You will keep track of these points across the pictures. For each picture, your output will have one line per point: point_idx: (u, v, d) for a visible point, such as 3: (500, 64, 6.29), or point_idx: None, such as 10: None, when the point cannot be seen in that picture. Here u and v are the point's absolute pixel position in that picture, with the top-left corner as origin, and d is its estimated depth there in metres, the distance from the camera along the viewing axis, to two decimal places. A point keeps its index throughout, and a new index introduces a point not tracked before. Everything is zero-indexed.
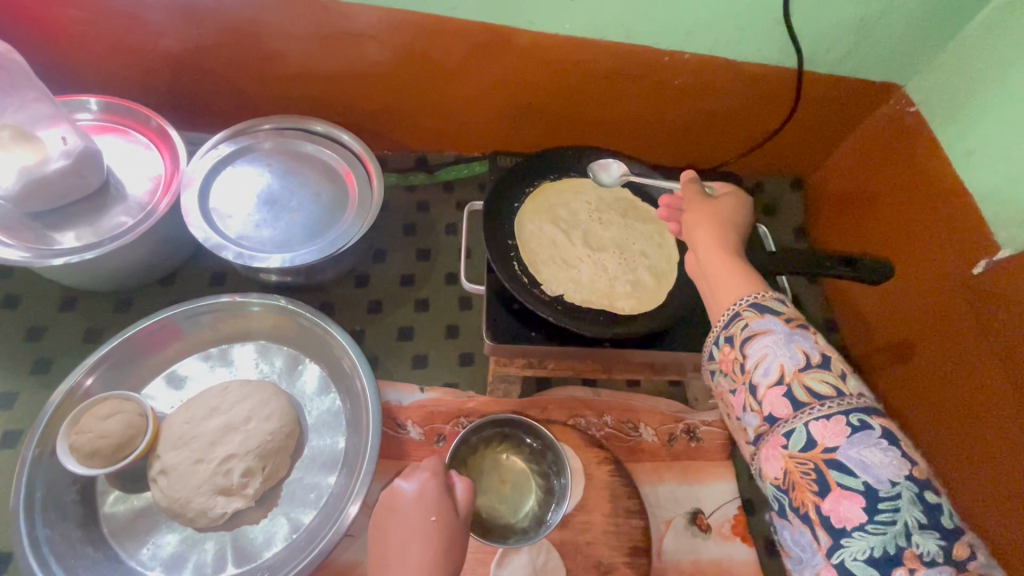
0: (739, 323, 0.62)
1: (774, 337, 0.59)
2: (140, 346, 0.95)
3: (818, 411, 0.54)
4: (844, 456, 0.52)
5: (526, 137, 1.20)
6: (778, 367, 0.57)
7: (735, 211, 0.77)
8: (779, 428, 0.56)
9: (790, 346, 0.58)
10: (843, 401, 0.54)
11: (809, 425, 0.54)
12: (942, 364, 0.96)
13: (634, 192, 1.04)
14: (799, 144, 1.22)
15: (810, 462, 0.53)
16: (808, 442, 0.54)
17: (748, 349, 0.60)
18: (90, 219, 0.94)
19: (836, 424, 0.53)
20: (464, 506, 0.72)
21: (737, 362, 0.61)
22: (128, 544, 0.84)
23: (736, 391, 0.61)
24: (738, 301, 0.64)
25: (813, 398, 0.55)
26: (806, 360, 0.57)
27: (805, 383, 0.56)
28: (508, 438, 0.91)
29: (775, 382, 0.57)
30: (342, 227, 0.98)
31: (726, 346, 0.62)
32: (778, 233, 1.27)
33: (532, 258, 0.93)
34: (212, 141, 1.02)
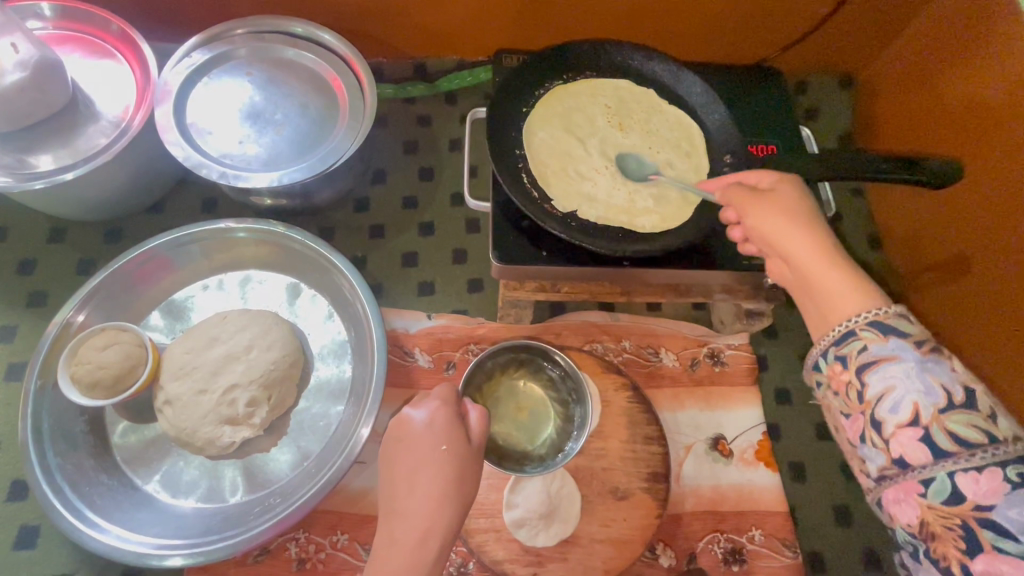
0: (854, 344, 0.56)
1: (903, 367, 0.52)
2: (131, 277, 0.91)
3: (966, 462, 0.48)
4: (1000, 516, 0.47)
5: (536, 35, 1.07)
6: (910, 404, 0.51)
7: (809, 199, 0.66)
8: (913, 473, 0.51)
9: (925, 379, 0.51)
10: (996, 451, 0.48)
11: (956, 475, 0.49)
12: (1003, 293, 0.85)
13: (659, 92, 0.91)
14: (851, 32, 1.06)
15: (957, 517, 0.49)
16: (952, 495, 0.49)
17: (868, 378, 0.54)
18: (63, 140, 0.86)
19: (990, 479, 0.47)
20: (477, 435, 0.67)
21: (853, 390, 0.55)
22: (141, 471, 0.84)
23: (851, 419, 0.55)
24: (852, 317, 0.57)
25: (958, 446, 0.49)
26: (948, 398, 0.50)
27: (946, 427, 0.49)
28: (525, 365, 0.86)
29: (907, 423, 0.51)
30: (333, 141, 0.90)
31: (837, 365, 0.56)
32: (820, 140, 1.14)
33: (542, 170, 0.83)
34: (183, 49, 0.92)
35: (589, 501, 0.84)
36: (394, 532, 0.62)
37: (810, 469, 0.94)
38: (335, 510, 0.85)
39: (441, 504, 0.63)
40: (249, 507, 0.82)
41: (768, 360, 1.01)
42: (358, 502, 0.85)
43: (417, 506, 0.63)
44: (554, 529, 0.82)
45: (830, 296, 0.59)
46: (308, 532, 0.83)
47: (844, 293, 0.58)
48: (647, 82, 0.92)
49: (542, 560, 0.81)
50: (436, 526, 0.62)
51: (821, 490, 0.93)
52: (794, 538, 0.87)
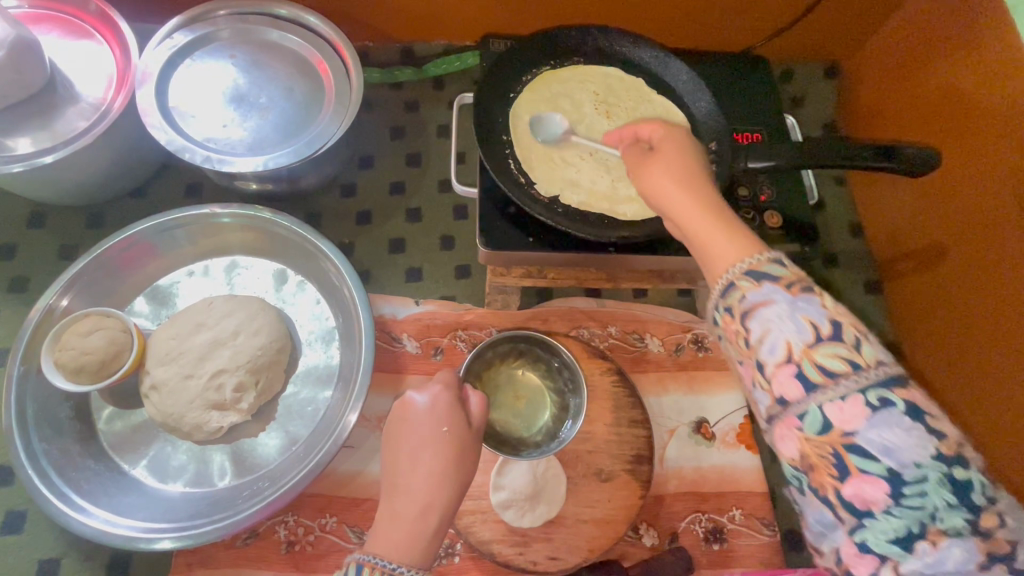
0: (735, 293, 0.51)
1: (776, 309, 0.48)
2: (115, 263, 0.90)
3: (833, 393, 0.45)
4: (863, 439, 0.43)
5: (524, 20, 1.06)
6: (784, 343, 0.47)
7: (690, 148, 0.64)
8: (792, 409, 0.46)
9: (795, 317, 0.47)
10: (861, 377, 0.44)
11: (825, 408, 0.45)
12: (975, 279, 0.88)
13: (646, 79, 0.92)
14: (837, 21, 1.07)
15: (829, 446, 0.44)
16: (825, 424, 0.45)
17: (749, 323, 0.49)
18: (41, 123, 0.84)
19: (854, 405, 0.44)
20: (477, 418, 0.69)
21: (740, 337, 0.50)
22: (128, 457, 0.84)
23: (743, 365, 0.51)
24: (725, 273, 0.53)
25: (827, 377, 0.45)
26: (817, 333, 0.46)
27: (816, 360, 0.46)
28: (524, 355, 0.87)
29: (783, 361, 0.47)
30: (318, 126, 0.89)
31: (726, 316, 0.52)
32: (805, 128, 1.15)
33: (527, 155, 0.84)
34: (164, 31, 0.91)
35: (574, 482, 0.86)
36: (395, 506, 0.62)
37: None
38: (324, 493, 0.86)
39: (442, 480, 0.63)
40: (238, 491, 0.82)
41: None
42: (346, 485, 0.86)
43: (418, 482, 0.63)
44: (540, 510, 0.83)
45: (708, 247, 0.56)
46: (297, 515, 0.84)
47: (716, 241, 0.55)
48: (634, 69, 0.92)
49: (528, 540, 0.83)
50: (436, 501, 0.62)
51: None
52: (772, 517, 0.90)
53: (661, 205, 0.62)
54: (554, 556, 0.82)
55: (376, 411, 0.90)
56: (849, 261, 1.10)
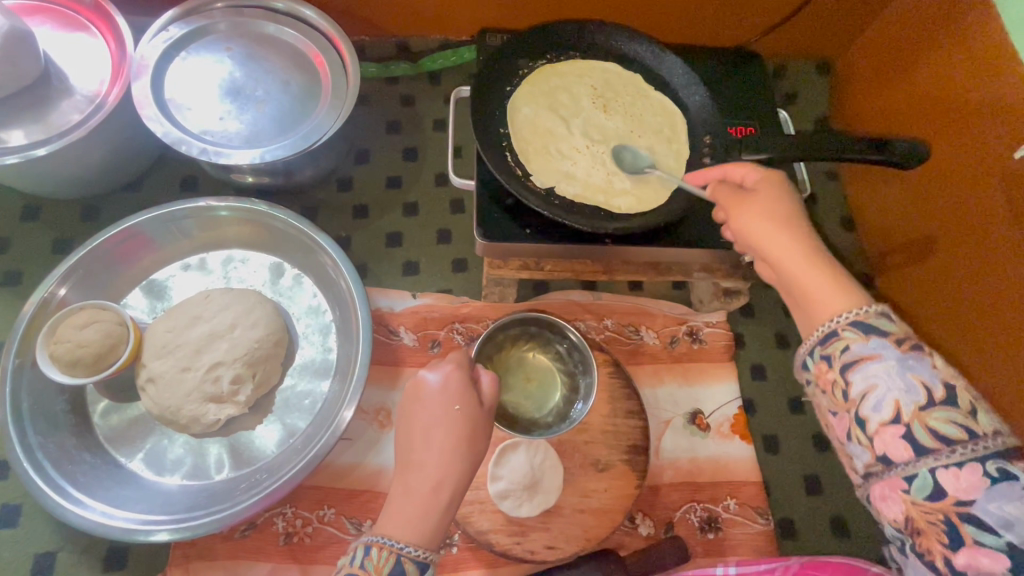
0: (837, 343, 0.55)
1: (884, 366, 0.52)
2: (110, 256, 0.89)
3: (945, 458, 0.48)
4: (980, 510, 0.47)
5: (520, 15, 1.07)
6: (892, 402, 0.51)
7: (790, 194, 0.67)
8: (897, 470, 0.50)
9: (905, 376, 0.51)
10: (976, 446, 0.48)
11: (937, 472, 0.48)
12: (964, 268, 0.89)
13: (641, 74, 0.92)
14: (830, 18, 1.08)
15: (939, 512, 0.48)
16: (934, 491, 0.49)
17: (851, 376, 0.53)
18: (35, 114, 0.84)
19: (970, 473, 0.47)
20: (489, 399, 0.70)
21: (838, 389, 0.54)
22: (125, 450, 0.84)
23: (837, 416, 0.55)
24: (834, 316, 0.56)
25: (938, 441, 0.49)
26: (929, 395, 0.50)
27: (926, 424, 0.49)
28: (534, 338, 0.90)
29: (891, 420, 0.51)
30: (315, 119, 0.89)
31: (822, 364, 0.56)
32: (798, 123, 1.17)
33: (523, 147, 0.85)
34: (159, 23, 0.90)
35: (571, 472, 0.86)
36: (408, 482, 0.65)
37: (783, 441, 0.98)
38: (321, 485, 0.86)
39: (454, 459, 0.65)
40: (235, 484, 0.82)
41: (745, 338, 1.03)
42: (344, 477, 0.87)
43: (431, 459, 0.65)
44: (537, 500, 0.84)
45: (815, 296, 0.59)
46: (295, 507, 0.84)
47: (826, 295, 0.58)
48: (629, 63, 0.93)
49: (526, 530, 0.83)
50: (448, 478, 0.64)
51: (794, 461, 0.97)
52: (766, 506, 0.91)
53: (752, 243, 0.66)
54: (551, 545, 0.83)
55: (374, 403, 0.91)
56: (841, 254, 1.12)
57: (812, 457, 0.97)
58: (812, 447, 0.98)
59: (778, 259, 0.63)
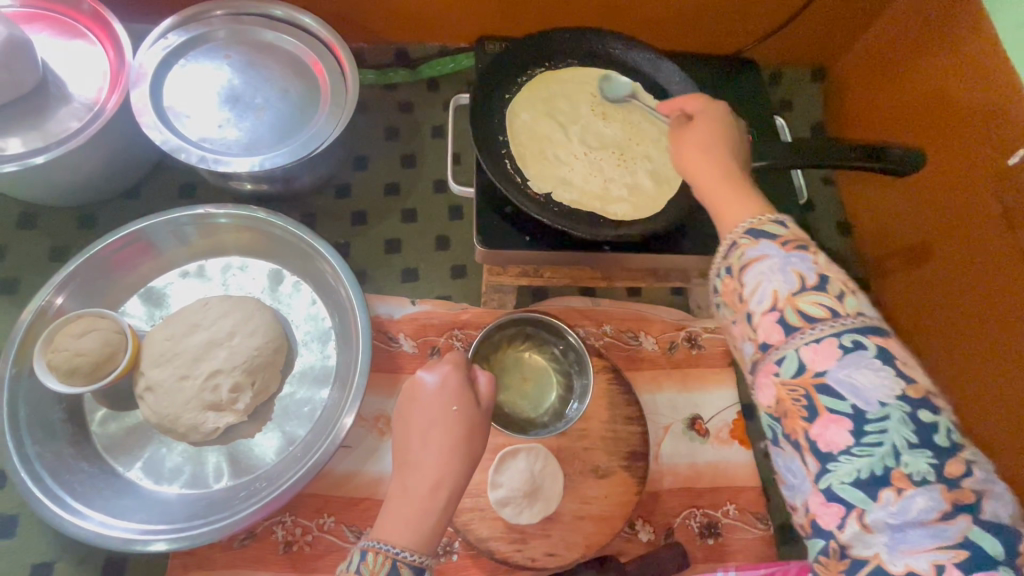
0: (736, 253, 0.55)
1: (770, 263, 0.52)
2: (108, 264, 0.89)
3: (811, 336, 0.49)
4: (833, 379, 0.47)
5: (518, 22, 1.07)
6: (772, 293, 0.51)
7: (722, 122, 0.67)
8: (772, 355, 0.51)
9: (785, 271, 0.51)
10: (836, 323, 0.49)
11: (801, 349, 0.49)
12: (958, 275, 0.90)
13: (639, 82, 0.93)
14: (825, 26, 1.09)
15: (801, 388, 0.49)
16: (800, 366, 0.49)
17: (743, 277, 0.54)
18: (33, 122, 0.84)
19: (827, 346, 0.48)
20: (486, 398, 0.72)
21: (736, 293, 0.54)
22: (123, 459, 0.83)
23: (735, 322, 0.55)
24: (736, 227, 0.57)
25: (806, 322, 0.50)
26: (802, 283, 0.50)
27: (798, 307, 0.50)
28: (530, 338, 0.91)
29: (769, 308, 0.51)
30: (314, 126, 0.89)
31: (726, 277, 0.56)
32: (794, 129, 1.18)
33: (521, 154, 0.85)
34: (158, 31, 0.91)
35: (571, 479, 0.86)
36: (406, 482, 0.66)
37: None
38: (321, 494, 0.86)
39: (452, 459, 0.67)
40: (234, 492, 0.82)
41: None
42: (344, 485, 0.86)
43: (428, 460, 0.67)
44: (537, 507, 0.84)
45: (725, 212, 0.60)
46: (295, 516, 0.84)
47: (733, 206, 0.60)
48: (627, 71, 0.94)
49: (526, 537, 0.83)
50: (446, 478, 0.66)
51: None
52: (765, 511, 0.91)
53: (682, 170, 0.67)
54: (552, 552, 0.83)
55: (373, 411, 0.91)
56: (838, 259, 1.12)
57: None
58: None
59: (708, 190, 0.63)
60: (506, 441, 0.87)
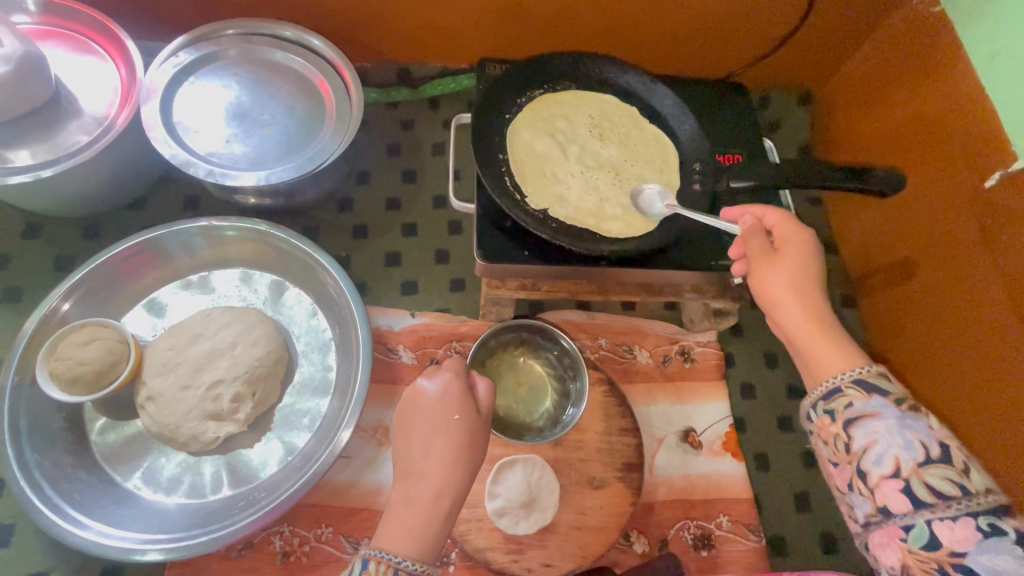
0: (840, 400, 0.59)
1: (885, 423, 0.55)
2: (114, 273, 0.91)
3: (942, 513, 0.51)
4: (973, 561, 0.49)
5: (516, 47, 1.11)
6: (892, 458, 0.54)
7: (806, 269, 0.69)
8: (896, 521, 0.53)
9: (905, 435, 0.54)
10: (970, 501, 0.51)
11: (934, 525, 0.52)
12: (939, 293, 0.94)
13: (634, 105, 0.97)
14: (812, 52, 1.14)
15: (934, 563, 0.51)
16: (930, 541, 0.52)
17: (854, 431, 0.57)
18: (43, 136, 0.86)
19: (964, 527, 0.50)
20: (485, 404, 0.75)
21: (841, 441, 0.58)
22: (121, 468, 0.84)
23: (839, 467, 0.59)
24: (839, 375, 0.61)
25: (934, 497, 0.52)
26: (926, 453, 0.53)
27: (924, 480, 0.53)
28: (525, 343, 0.94)
29: (890, 474, 0.54)
30: (320, 143, 0.92)
31: (825, 417, 0.60)
32: (782, 151, 1.22)
33: (520, 171, 0.88)
34: (169, 48, 0.93)
35: (567, 489, 0.88)
36: (409, 490, 0.68)
37: (773, 459, 1.00)
38: (319, 503, 0.86)
39: (455, 467, 0.69)
40: (233, 502, 0.82)
41: (734, 357, 1.06)
42: (342, 495, 0.87)
43: (432, 468, 0.69)
44: (534, 518, 0.85)
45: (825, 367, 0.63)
46: (293, 526, 0.85)
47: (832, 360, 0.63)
48: (623, 94, 0.98)
49: (523, 547, 0.84)
50: (448, 487, 0.68)
51: (784, 478, 0.99)
52: (758, 523, 0.93)
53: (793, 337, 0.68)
54: (548, 562, 0.83)
55: (372, 421, 0.92)
56: (825, 276, 1.15)
57: (802, 474, 0.99)
58: (801, 464, 1.00)
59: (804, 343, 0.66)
60: (504, 452, 0.89)
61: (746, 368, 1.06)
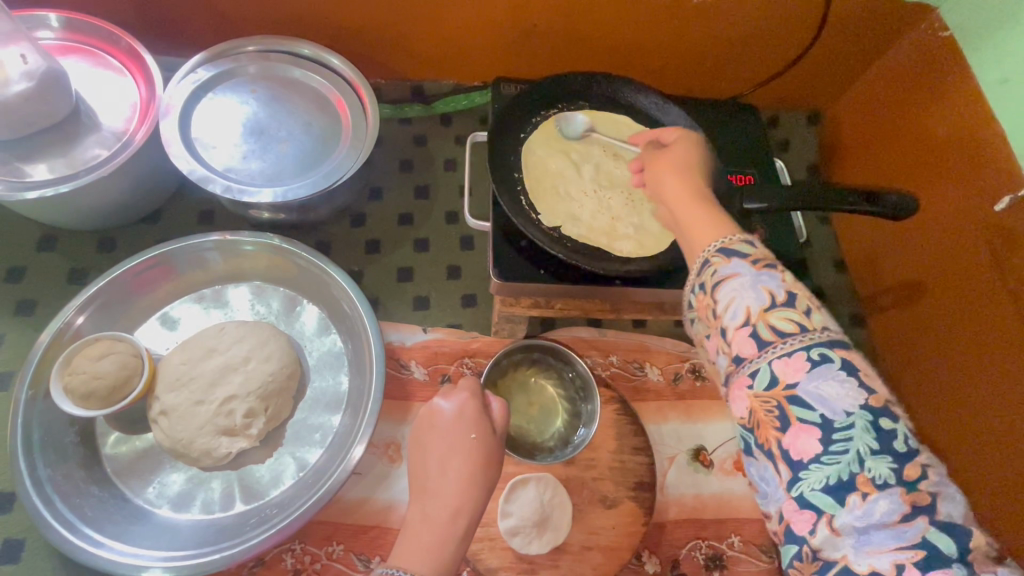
0: (709, 269, 0.61)
1: (741, 280, 0.58)
2: (128, 286, 0.91)
3: (782, 348, 0.54)
4: (804, 391, 0.53)
5: (529, 65, 1.12)
6: (744, 308, 0.57)
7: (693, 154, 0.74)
8: (745, 367, 0.56)
9: (756, 288, 0.57)
10: (805, 337, 0.54)
11: (773, 362, 0.54)
12: (949, 315, 0.94)
13: (647, 125, 0.98)
14: (819, 74, 1.16)
15: (772, 399, 0.54)
16: (771, 379, 0.54)
17: (718, 294, 0.59)
18: (62, 150, 0.86)
19: (796, 359, 0.53)
20: (500, 424, 0.75)
21: (710, 309, 0.60)
22: (133, 483, 0.83)
23: (710, 336, 0.61)
24: (707, 247, 0.63)
25: (775, 336, 0.55)
26: (771, 300, 0.56)
27: (769, 322, 0.56)
28: (537, 363, 0.94)
29: (741, 323, 0.57)
30: (336, 159, 0.92)
31: (700, 293, 0.61)
32: (791, 169, 1.23)
33: (535, 189, 0.89)
34: (188, 65, 0.94)
35: (579, 508, 0.87)
36: (426, 509, 0.68)
37: None
38: (331, 521, 0.86)
39: (470, 487, 0.69)
40: (245, 518, 0.82)
41: None
42: (354, 512, 0.87)
43: (448, 487, 0.69)
44: (546, 537, 0.85)
45: (690, 226, 0.66)
46: (304, 543, 0.84)
47: (701, 225, 0.65)
48: (636, 115, 0.99)
49: (535, 568, 0.84)
50: (464, 506, 0.68)
51: None
52: (769, 543, 0.93)
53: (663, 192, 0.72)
54: None
55: (384, 438, 0.92)
56: (834, 294, 1.16)
57: None
58: None
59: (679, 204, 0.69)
60: (516, 470, 0.89)
61: None
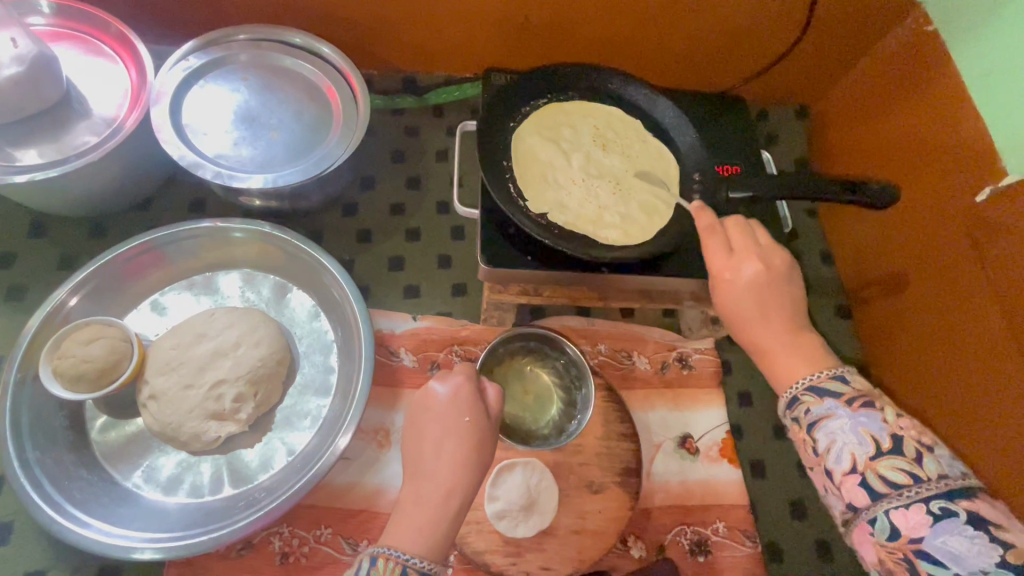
0: (800, 407, 0.65)
1: (841, 422, 0.61)
2: (119, 272, 0.92)
3: (897, 500, 0.57)
4: (930, 547, 0.55)
5: (520, 57, 1.13)
6: (848, 454, 0.60)
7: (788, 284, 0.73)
8: (863, 515, 0.59)
9: (858, 431, 0.60)
10: (921, 489, 0.56)
11: (891, 513, 0.57)
12: (931, 304, 0.96)
13: (635, 115, 0.99)
14: (807, 68, 1.18)
15: (899, 551, 0.57)
16: (892, 531, 0.57)
17: (816, 434, 0.62)
18: (53, 136, 0.87)
19: (917, 513, 0.56)
20: (495, 408, 0.76)
21: (809, 445, 0.63)
22: (122, 467, 0.84)
23: (813, 471, 0.64)
24: (797, 381, 0.67)
25: (889, 488, 0.58)
26: (877, 446, 0.59)
27: (878, 472, 0.58)
28: (533, 352, 0.95)
29: (849, 470, 0.60)
30: (326, 147, 0.93)
31: (795, 427, 0.65)
32: (779, 163, 1.24)
33: (524, 177, 0.89)
34: (179, 52, 0.95)
35: (565, 493, 0.89)
36: (419, 490, 0.69)
37: (768, 466, 1.01)
38: (320, 504, 0.86)
39: (463, 468, 0.70)
40: (234, 502, 0.82)
41: (732, 364, 1.07)
42: (342, 496, 0.87)
43: (442, 469, 0.70)
44: (532, 521, 0.86)
45: (779, 380, 0.70)
46: (293, 527, 0.85)
47: (795, 368, 0.68)
48: (624, 105, 1.00)
49: (521, 551, 0.85)
50: (458, 487, 0.69)
51: (780, 485, 1.00)
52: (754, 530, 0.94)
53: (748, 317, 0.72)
54: (546, 566, 0.84)
55: (373, 423, 0.92)
56: (821, 286, 1.17)
57: (798, 482, 1.00)
58: (797, 471, 1.01)
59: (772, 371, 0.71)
60: (504, 455, 0.89)
61: (743, 376, 1.07)
